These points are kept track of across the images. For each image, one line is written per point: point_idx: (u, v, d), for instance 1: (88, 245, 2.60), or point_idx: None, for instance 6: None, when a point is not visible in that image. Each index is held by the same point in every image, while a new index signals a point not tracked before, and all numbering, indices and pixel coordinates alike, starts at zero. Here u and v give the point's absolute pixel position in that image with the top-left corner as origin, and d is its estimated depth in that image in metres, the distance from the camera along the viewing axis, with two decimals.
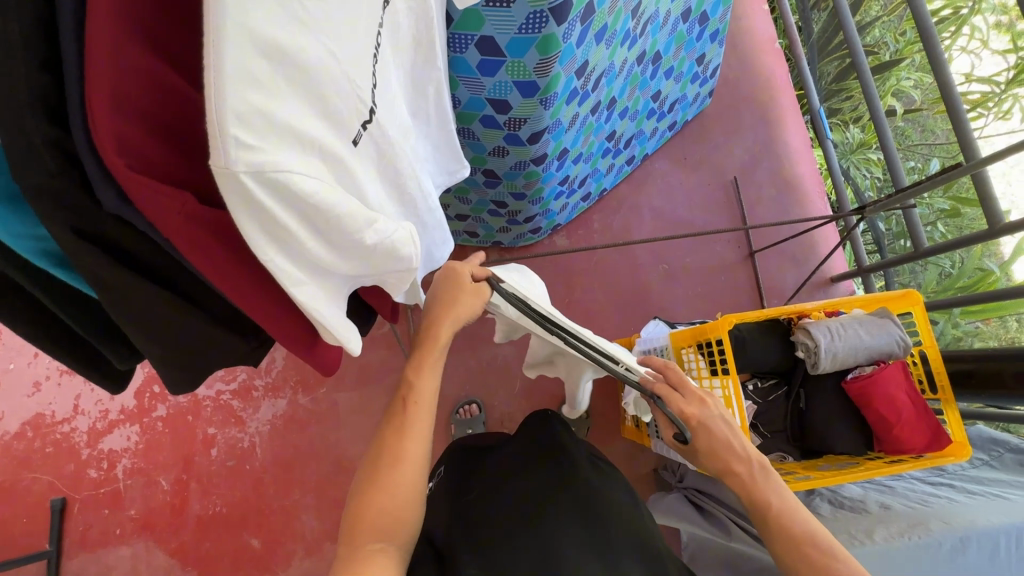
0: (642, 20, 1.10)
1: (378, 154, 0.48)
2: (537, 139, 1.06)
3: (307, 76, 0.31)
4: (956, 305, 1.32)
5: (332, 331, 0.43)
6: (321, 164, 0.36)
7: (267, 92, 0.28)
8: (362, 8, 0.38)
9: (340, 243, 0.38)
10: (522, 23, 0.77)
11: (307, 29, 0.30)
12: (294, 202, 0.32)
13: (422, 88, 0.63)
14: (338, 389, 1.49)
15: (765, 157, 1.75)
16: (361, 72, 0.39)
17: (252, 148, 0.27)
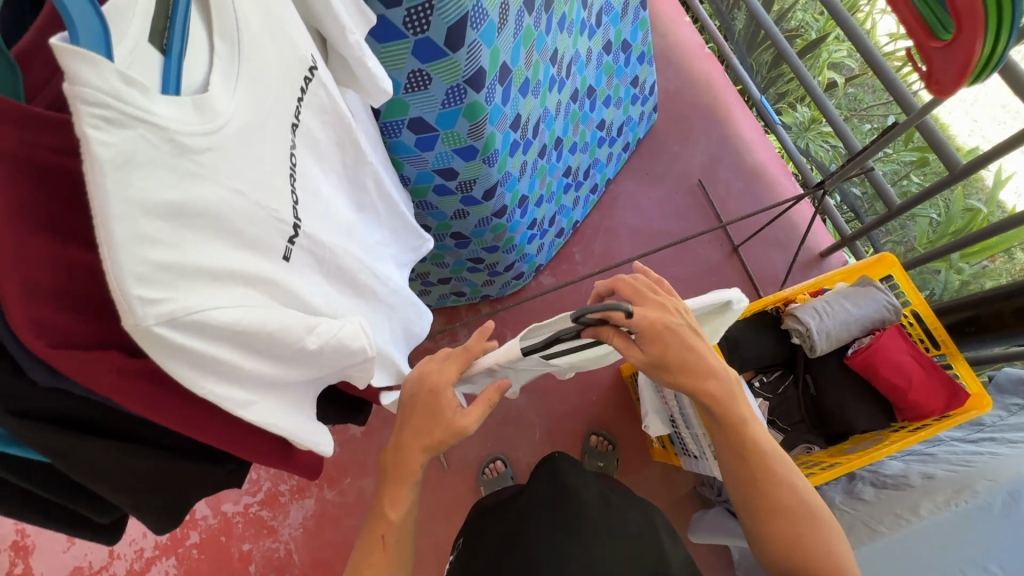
0: (564, 64, 1.16)
1: (320, 259, 0.52)
2: (492, 195, 1.10)
3: (208, 219, 0.36)
4: (953, 250, 1.30)
5: (299, 438, 0.45)
6: (248, 289, 0.39)
7: (166, 244, 0.32)
8: (266, 141, 0.42)
9: (281, 356, 0.41)
10: (444, 98, 0.83)
11: (203, 181, 0.35)
12: (215, 333, 0.35)
13: (361, 184, 0.66)
14: (362, 476, 1.48)
15: (724, 153, 1.79)
16: (277, 194, 0.43)
17: (157, 300, 0.31)
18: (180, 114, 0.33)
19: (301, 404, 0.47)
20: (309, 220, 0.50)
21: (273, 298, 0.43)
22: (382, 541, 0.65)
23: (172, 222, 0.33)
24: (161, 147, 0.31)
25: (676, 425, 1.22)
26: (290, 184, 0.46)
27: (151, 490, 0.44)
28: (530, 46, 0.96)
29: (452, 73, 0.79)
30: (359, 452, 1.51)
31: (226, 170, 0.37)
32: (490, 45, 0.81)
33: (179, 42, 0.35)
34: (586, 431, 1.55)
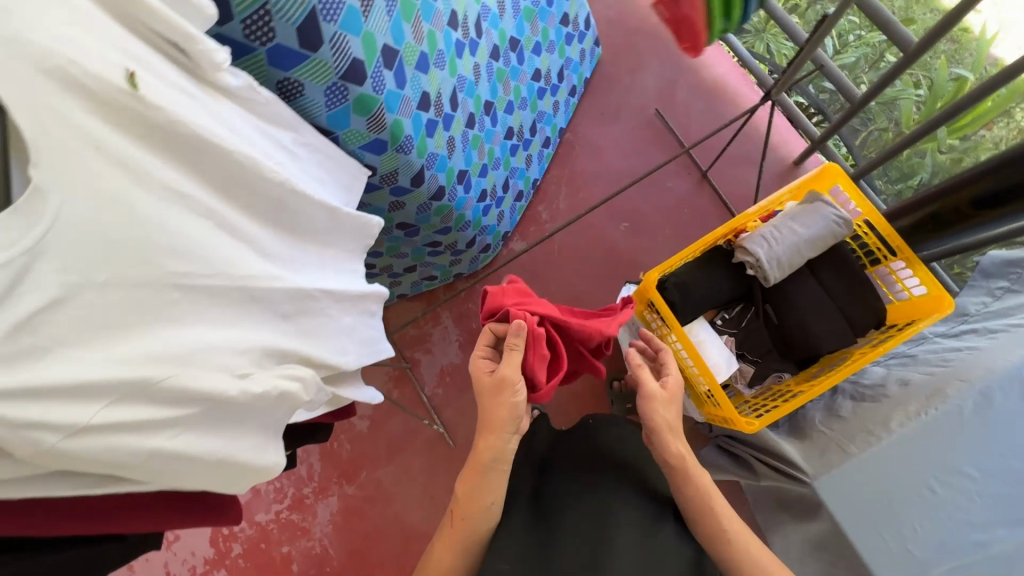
0: (469, 23, 1.08)
1: (260, 356, 0.53)
2: (421, 181, 1.07)
3: (62, 349, 0.35)
4: (936, 128, 1.12)
5: (259, 462, 0.49)
6: (97, 446, 0.35)
7: (89, 348, 0.37)
8: (154, 230, 0.44)
9: (212, 391, 0.42)
10: (326, 100, 0.78)
11: (43, 330, 0.34)
12: (34, 423, 0.32)
13: (291, 234, 0.67)
14: (376, 467, 1.57)
15: (680, 74, 1.67)
16: (201, 268, 0.48)
17: (85, 388, 0.35)
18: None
19: (249, 428, 0.48)
20: (215, 264, 0.49)
21: (167, 465, 0.41)
22: (453, 519, 0.74)
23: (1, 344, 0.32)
24: None
25: None
26: (233, 282, 0.51)
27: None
28: (416, 16, 0.89)
29: (324, 74, 0.74)
30: (369, 445, 1.58)
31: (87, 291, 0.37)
32: (359, 32, 0.76)
33: (147, 231, 0.43)
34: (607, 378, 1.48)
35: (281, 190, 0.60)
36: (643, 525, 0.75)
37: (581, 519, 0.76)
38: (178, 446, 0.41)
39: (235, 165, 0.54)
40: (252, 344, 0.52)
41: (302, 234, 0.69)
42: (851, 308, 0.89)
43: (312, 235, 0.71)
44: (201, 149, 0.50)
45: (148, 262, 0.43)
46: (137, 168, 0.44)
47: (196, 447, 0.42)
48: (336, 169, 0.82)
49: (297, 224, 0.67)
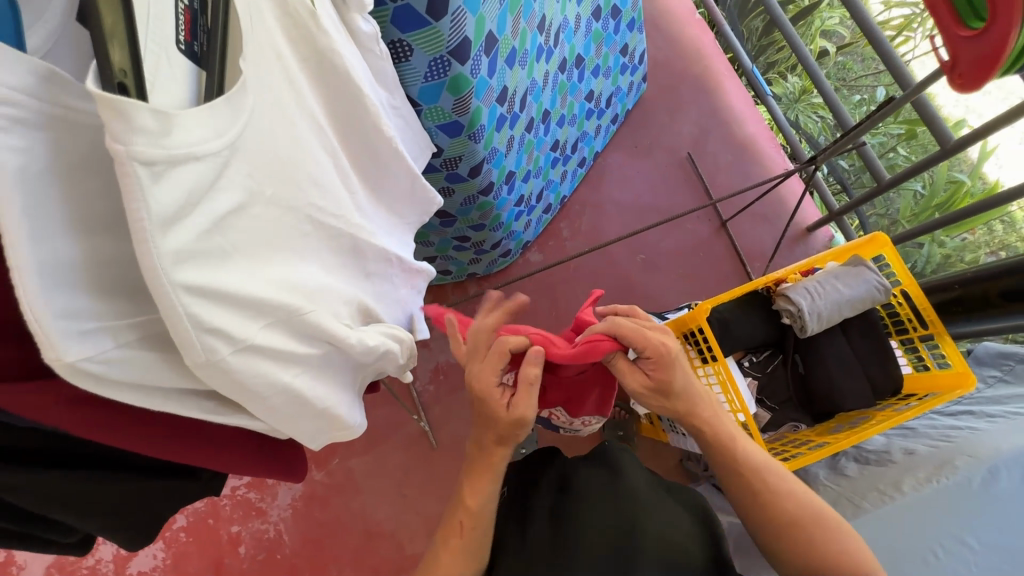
0: (551, 32, 1.10)
1: (358, 311, 0.50)
2: (478, 172, 1.04)
3: (241, 255, 0.32)
4: (942, 226, 1.20)
5: (350, 423, 0.45)
6: (249, 371, 0.32)
7: (255, 262, 0.33)
8: (300, 150, 0.41)
9: (336, 334, 0.40)
10: (426, 71, 0.77)
11: (232, 229, 0.31)
12: (217, 331, 0.28)
13: (380, 194, 0.64)
14: (350, 455, 1.42)
15: (714, 126, 1.75)
16: (327, 202, 0.45)
17: (255, 305, 0.32)
18: (199, 124, 0.27)
19: (342, 381, 0.45)
20: (339, 205, 0.47)
21: (285, 407, 0.37)
22: (461, 529, 0.60)
23: (202, 236, 0.28)
24: (191, 217, 0.27)
25: None
26: (347, 229, 0.49)
27: (120, 510, 0.39)
28: (517, 14, 0.90)
29: (435, 44, 0.73)
30: None
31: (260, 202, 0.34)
32: (475, 12, 0.75)
33: (301, 153, 0.41)
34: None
35: (387, 150, 0.58)
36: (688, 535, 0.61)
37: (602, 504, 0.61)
38: (301, 387, 0.37)
39: (358, 108, 0.52)
40: (353, 296, 0.50)
41: (387, 203, 0.66)
42: (874, 371, 0.93)
43: (397, 204, 0.68)
44: (335, 82, 0.49)
45: (298, 186, 0.40)
46: (295, 86, 0.42)
47: (312, 392, 0.39)
48: (415, 141, 0.80)
49: (385, 189, 0.65)
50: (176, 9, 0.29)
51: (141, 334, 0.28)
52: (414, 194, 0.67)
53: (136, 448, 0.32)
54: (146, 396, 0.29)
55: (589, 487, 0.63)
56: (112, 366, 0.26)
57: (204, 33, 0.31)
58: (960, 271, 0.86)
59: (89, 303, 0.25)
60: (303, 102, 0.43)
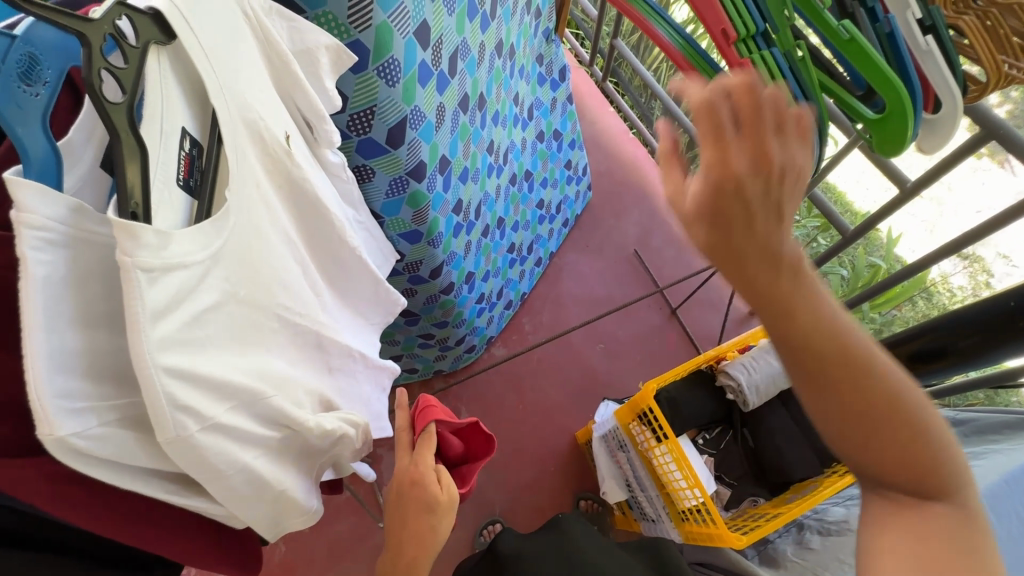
0: (500, 152, 1.27)
1: (318, 401, 0.54)
2: (438, 274, 1.14)
3: (216, 345, 0.37)
4: (859, 301, 1.34)
5: (305, 508, 0.48)
6: (215, 452, 0.36)
7: (227, 352, 0.39)
8: (274, 255, 0.49)
9: (296, 418, 0.44)
10: (387, 189, 0.89)
11: (210, 324, 0.37)
12: (188, 408, 0.33)
13: (345, 295, 0.72)
14: (310, 575, 1.31)
15: (655, 225, 1.95)
16: (295, 303, 0.52)
17: (225, 391, 0.36)
18: (189, 240, 0.34)
19: (300, 466, 0.48)
20: (305, 303, 0.54)
21: (245, 487, 0.40)
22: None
23: (185, 328, 0.34)
24: (177, 312, 0.33)
25: (632, 489, 1.21)
26: (313, 325, 0.55)
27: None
28: (467, 140, 1.06)
29: (395, 167, 0.85)
30: (308, 549, 1.34)
31: (233, 304, 0.40)
32: (429, 141, 0.89)
33: (273, 261, 0.48)
34: (573, 497, 1.47)
35: (349, 258, 0.66)
36: None
37: None
38: (259, 468, 0.41)
39: (324, 223, 0.61)
40: (316, 386, 0.55)
41: (352, 303, 0.73)
42: (817, 439, 0.99)
43: (361, 304, 0.74)
44: (303, 203, 0.58)
45: (269, 289, 0.47)
46: (270, 209, 0.50)
47: (269, 473, 0.42)
48: (377, 249, 0.89)
49: (348, 292, 0.72)
50: (177, 157, 0.38)
51: (121, 414, 0.32)
52: (377, 295, 0.75)
53: (101, 530, 0.35)
54: (118, 473, 0.33)
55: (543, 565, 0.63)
56: (94, 441, 0.31)
57: (198, 173, 0.40)
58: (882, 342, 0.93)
59: (80, 385, 0.30)
60: (276, 219, 0.51)
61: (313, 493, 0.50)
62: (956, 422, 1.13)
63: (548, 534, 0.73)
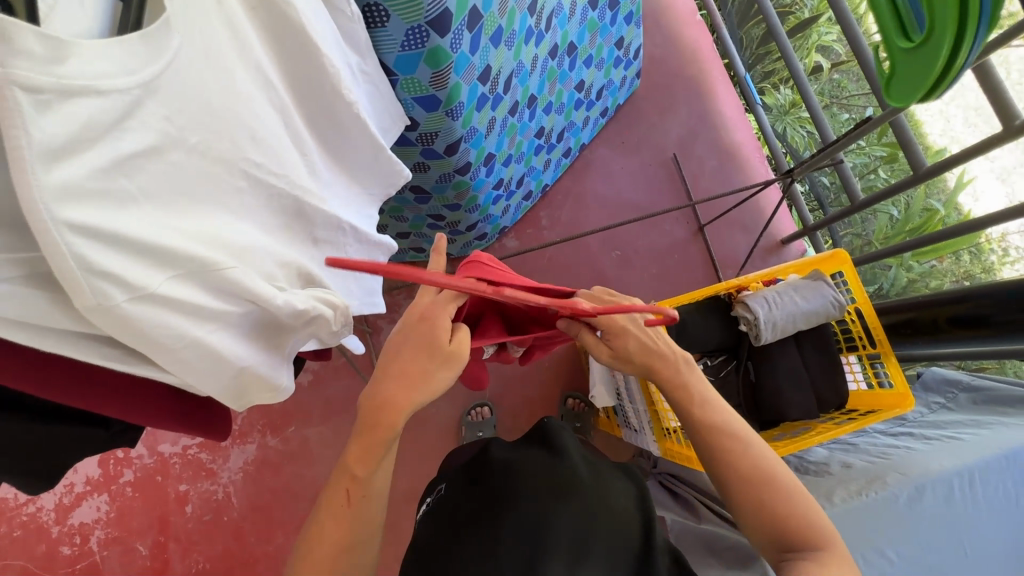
0: (544, 15, 1.08)
1: (298, 274, 0.49)
2: (454, 150, 1.03)
3: (152, 199, 0.31)
4: (904, 249, 1.22)
5: (270, 384, 0.45)
6: (150, 324, 0.31)
7: (168, 210, 0.32)
8: (243, 95, 0.40)
9: (261, 296, 0.38)
10: (403, 40, 0.75)
11: (141, 172, 0.29)
12: (111, 275, 0.27)
13: (344, 159, 0.63)
14: (306, 424, 1.40)
15: (703, 129, 1.75)
16: (270, 159, 0.44)
17: (157, 259, 0.30)
18: (103, 56, 0.26)
19: (267, 341, 0.44)
20: (284, 163, 0.46)
21: (195, 361, 0.36)
22: (348, 496, 0.53)
23: (102, 173, 0.26)
24: (84, 148, 0.25)
25: (621, 398, 1.22)
26: (294, 189, 0.47)
27: (22, 455, 0.39)
28: None
29: (414, 13, 0.71)
30: (305, 401, 1.42)
31: (178, 151, 0.33)
32: None
33: (243, 106, 0.39)
34: (562, 394, 1.47)
35: (346, 116, 0.57)
36: (615, 534, 0.60)
37: (531, 496, 0.62)
38: (214, 344, 0.36)
39: (315, 67, 0.51)
40: (296, 259, 0.49)
41: (349, 171, 0.65)
42: (821, 385, 0.95)
43: (358, 172, 0.66)
44: (288, 36, 0.48)
45: (234, 139, 0.38)
46: (240, 38, 0.40)
47: (227, 349, 0.38)
48: (386, 110, 0.79)
49: (347, 155, 0.63)
50: None
51: (28, 271, 0.27)
52: (378, 163, 0.66)
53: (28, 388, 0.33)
54: (34, 335, 0.29)
55: (530, 476, 0.66)
56: None
57: None
58: (925, 295, 0.86)
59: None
60: (250, 52, 0.41)
61: (282, 374, 0.46)
62: (968, 388, 1.08)
63: (539, 443, 0.75)
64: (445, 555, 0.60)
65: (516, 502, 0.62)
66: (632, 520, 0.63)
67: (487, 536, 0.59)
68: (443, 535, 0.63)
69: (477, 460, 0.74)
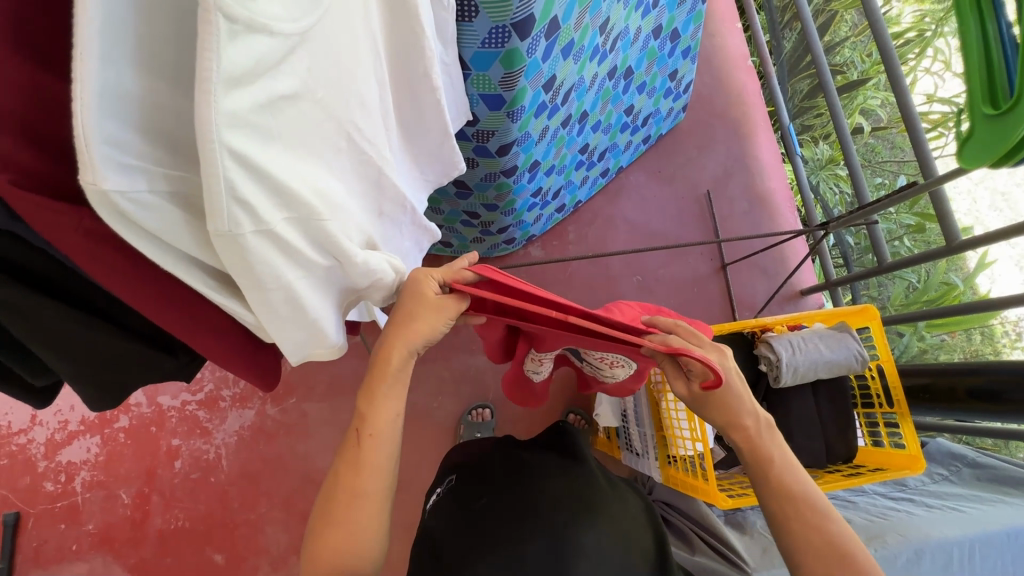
0: (611, 36, 1.11)
1: (366, 240, 0.50)
2: (506, 151, 1.05)
3: (284, 142, 0.32)
4: (924, 318, 1.21)
5: (330, 341, 0.46)
6: (258, 260, 0.32)
7: (293, 157, 0.34)
8: (360, 62, 0.42)
9: (348, 252, 0.40)
10: (485, 38, 0.77)
11: (282, 116, 0.31)
12: (244, 204, 0.28)
13: (415, 142, 0.65)
14: (308, 399, 1.40)
15: (738, 171, 1.77)
16: (368, 127, 0.46)
17: (279, 199, 0.32)
18: (280, 1, 0.27)
19: (335, 298, 0.45)
20: (377, 133, 0.48)
21: (280, 304, 0.37)
22: (356, 439, 0.54)
23: (258, 109, 0.28)
24: (252, 80, 0.27)
25: (625, 420, 1.22)
26: (380, 159, 0.49)
27: (97, 363, 0.43)
28: (584, 8, 0.91)
29: (502, 13, 0.73)
30: (310, 375, 1.42)
31: (308, 101, 0.34)
32: None
33: (357, 71, 0.41)
34: (564, 408, 1.48)
35: (429, 101, 0.59)
36: (629, 546, 0.61)
37: (554, 499, 0.63)
38: (301, 291, 0.38)
39: (415, 48, 0.53)
40: (368, 227, 0.50)
41: (416, 153, 0.67)
42: (832, 436, 0.96)
43: (424, 157, 0.68)
44: (400, 17, 0.50)
45: (346, 100, 0.40)
46: (367, 9, 0.42)
47: (309, 299, 0.39)
48: (455, 102, 0.81)
49: (417, 138, 0.65)
50: None
51: (168, 186, 0.29)
52: (444, 152, 0.68)
53: (125, 296, 0.35)
54: (154, 248, 0.31)
55: (551, 480, 0.67)
56: (135, 206, 0.28)
57: None
58: (943, 362, 0.88)
59: (134, 140, 0.27)
60: (370, 24, 0.43)
61: (341, 335, 0.48)
62: (973, 464, 1.08)
63: (554, 444, 0.76)
64: (464, 548, 0.60)
65: (537, 506, 0.62)
66: (647, 534, 0.64)
67: (509, 534, 0.59)
68: (460, 528, 0.63)
69: (493, 457, 0.74)
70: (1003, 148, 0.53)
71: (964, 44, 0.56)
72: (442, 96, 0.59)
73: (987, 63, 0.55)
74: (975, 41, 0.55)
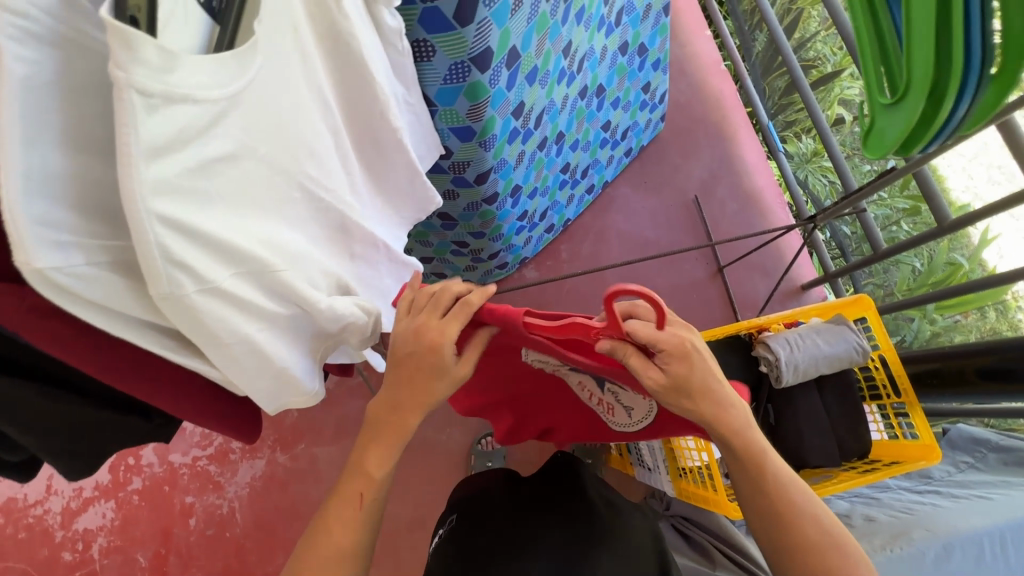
0: (576, 58, 1.13)
1: (337, 284, 0.51)
2: (484, 179, 1.06)
3: (224, 201, 0.33)
4: (929, 301, 1.19)
5: (304, 388, 0.46)
6: (209, 318, 0.33)
7: (237, 214, 0.35)
8: (305, 114, 0.43)
9: (308, 299, 0.40)
10: (446, 74, 0.79)
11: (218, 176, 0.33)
12: (183, 265, 0.29)
13: (383, 182, 0.66)
14: (317, 443, 1.40)
15: (724, 173, 1.78)
16: (322, 174, 0.47)
17: (223, 256, 0.33)
18: (202, 70, 0.29)
19: (305, 344, 0.45)
20: (334, 178, 0.49)
21: (243, 357, 0.38)
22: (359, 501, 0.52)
23: (188, 174, 0.30)
24: (176, 146, 0.28)
25: None
26: (341, 203, 0.50)
27: (68, 431, 0.43)
28: (543, 35, 0.93)
29: (459, 49, 0.76)
30: (316, 419, 1.42)
31: (248, 160, 0.36)
32: (502, 25, 0.78)
33: (303, 123, 0.42)
34: None
35: (390, 140, 0.60)
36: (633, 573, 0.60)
37: (556, 531, 0.63)
38: (263, 342, 0.38)
39: (367, 93, 0.55)
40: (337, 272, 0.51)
41: (387, 193, 0.68)
42: (844, 432, 0.93)
43: (395, 195, 0.69)
44: (347, 65, 0.52)
45: (293, 152, 0.41)
46: (308, 64, 0.44)
47: (273, 350, 0.40)
48: (425, 137, 0.83)
49: (385, 178, 0.66)
50: None
51: (108, 259, 0.33)
52: (414, 188, 0.68)
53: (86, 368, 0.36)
54: (104, 316, 0.34)
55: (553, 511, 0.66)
56: (74, 279, 0.31)
57: None
58: (946, 345, 0.86)
59: (66, 217, 0.31)
60: (314, 77, 0.45)
61: (316, 381, 0.48)
62: (998, 448, 1.04)
63: (554, 469, 0.76)
64: None
65: (538, 539, 0.62)
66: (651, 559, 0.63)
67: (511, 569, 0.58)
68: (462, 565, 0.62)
69: (493, 487, 0.73)
70: (901, 134, 0.58)
71: (859, 32, 0.59)
72: (402, 135, 0.60)
73: (881, 52, 0.58)
74: (866, 33, 0.58)
